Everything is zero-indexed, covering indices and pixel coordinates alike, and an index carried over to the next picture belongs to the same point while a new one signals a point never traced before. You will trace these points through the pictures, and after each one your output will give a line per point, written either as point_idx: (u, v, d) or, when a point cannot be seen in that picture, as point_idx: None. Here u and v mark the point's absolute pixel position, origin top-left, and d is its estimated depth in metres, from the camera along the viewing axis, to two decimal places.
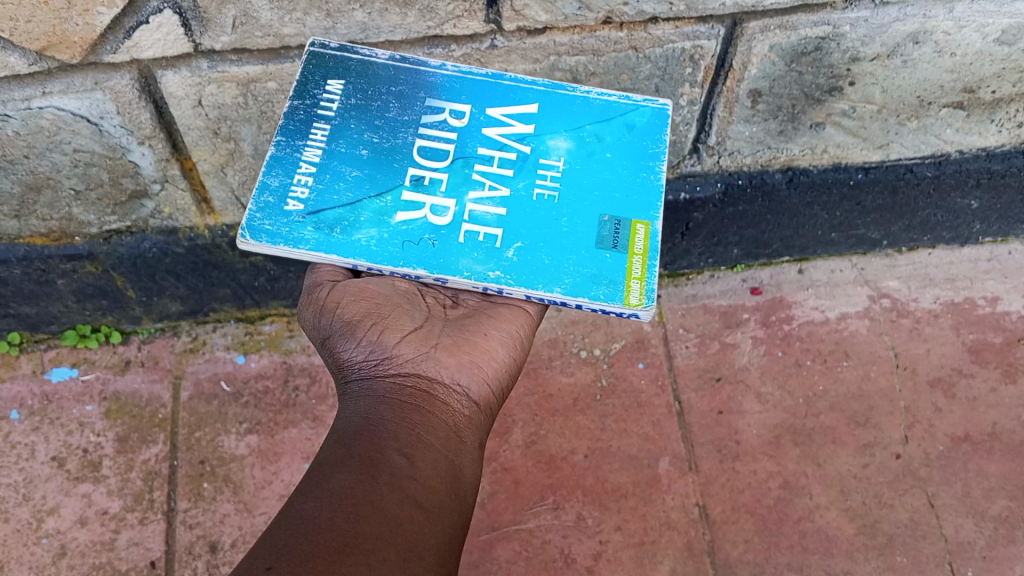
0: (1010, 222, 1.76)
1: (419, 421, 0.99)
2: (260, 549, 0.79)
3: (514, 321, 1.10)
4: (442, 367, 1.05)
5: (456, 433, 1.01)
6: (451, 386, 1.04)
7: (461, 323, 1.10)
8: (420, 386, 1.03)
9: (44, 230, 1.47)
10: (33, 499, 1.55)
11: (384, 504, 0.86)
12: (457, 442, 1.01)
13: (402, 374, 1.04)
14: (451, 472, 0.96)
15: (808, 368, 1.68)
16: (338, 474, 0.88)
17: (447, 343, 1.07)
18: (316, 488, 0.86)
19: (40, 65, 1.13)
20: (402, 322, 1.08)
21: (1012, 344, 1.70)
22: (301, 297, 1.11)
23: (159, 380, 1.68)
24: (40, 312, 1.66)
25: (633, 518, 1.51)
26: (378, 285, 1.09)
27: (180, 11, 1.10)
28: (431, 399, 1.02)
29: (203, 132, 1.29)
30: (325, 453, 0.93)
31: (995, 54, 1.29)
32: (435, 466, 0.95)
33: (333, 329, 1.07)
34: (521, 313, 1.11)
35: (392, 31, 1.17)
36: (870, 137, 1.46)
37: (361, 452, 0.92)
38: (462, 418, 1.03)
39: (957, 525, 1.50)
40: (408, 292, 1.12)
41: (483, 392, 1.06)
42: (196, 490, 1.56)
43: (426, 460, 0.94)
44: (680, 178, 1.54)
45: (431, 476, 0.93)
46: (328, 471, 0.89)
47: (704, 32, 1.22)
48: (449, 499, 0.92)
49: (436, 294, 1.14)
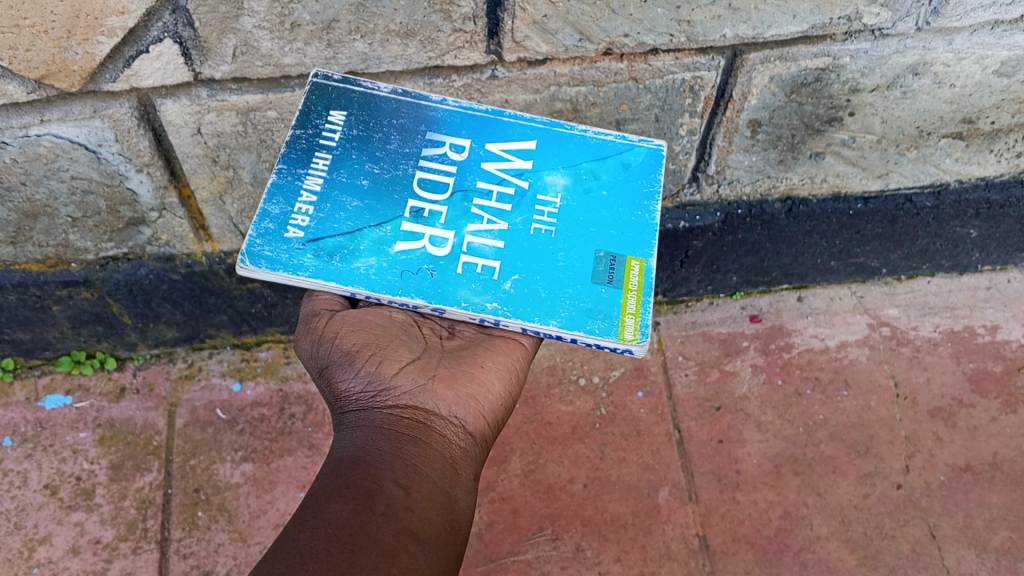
0: (1009, 251, 1.77)
1: (415, 453, 0.98)
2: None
3: (511, 354, 1.09)
4: (439, 400, 1.04)
5: (452, 465, 1.00)
6: (448, 419, 1.03)
7: (458, 355, 1.09)
8: (417, 418, 1.02)
9: (40, 257, 1.45)
10: (25, 527, 1.52)
11: (381, 535, 0.84)
12: (453, 474, 0.99)
13: (399, 405, 1.03)
14: (447, 504, 0.95)
15: (807, 397, 1.67)
16: (335, 503, 0.87)
17: (445, 375, 1.06)
18: (313, 518, 0.85)
19: (39, 93, 1.13)
20: (400, 353, 1.07)
21: (1012, 373, 1.69)
22: (298, 326, 1.10)
23: (154, 408, 1.67)
24: (35, 337, 1.65)
25: (632, 549, 1.49)
26: (376, 316, 1.09)
27: (181, 41, 1.09)
28: (428, 431, 1.01)
29: (202, 160, 1.29)
30: (321, 483, 0.92)
31: (994, 86, 1.30)
32: (431, 498, 0.94)
33: (331, 359, 1.06)
34: (517, 346, 1.10)
35: (393, 62, 1.17)
36: (869, 167, 1.46)
37: (358, 482, 0.91)
38: (459, 450, 1.02)
39: (959, 556, 1.48)
40: (406, 322, 1.11)
41: (479, 425, 1.05)
42: (191, 519, 1.54)
43: (422, 492, 0.93)
44: (679, 208, 1.54)
45: (428, 508, 0.92)
46: (325, 501, 0.88)
47: (704, 63, 1.22)
48: (444, 531, 0.91)
49: (432, 324, 1.14)
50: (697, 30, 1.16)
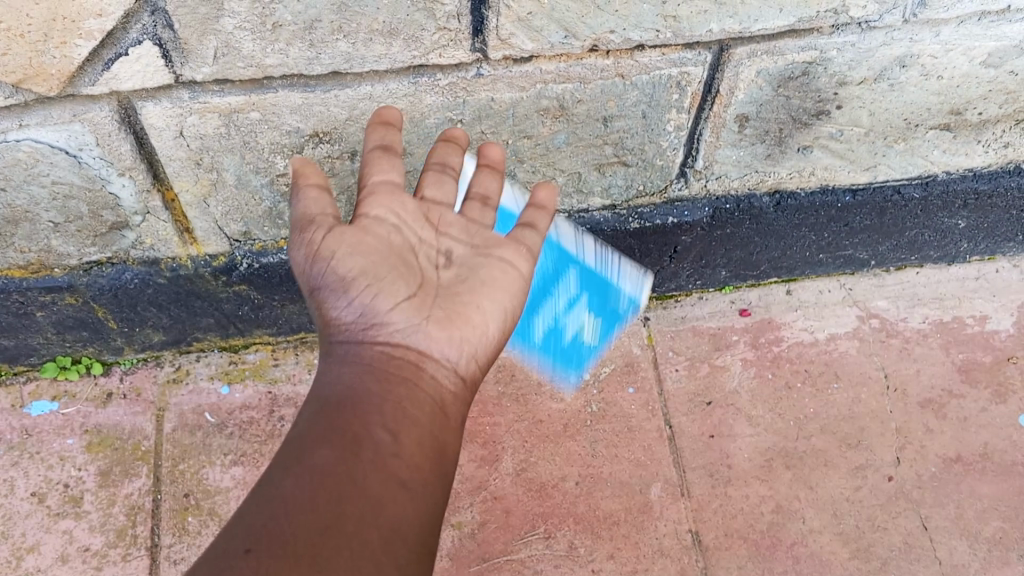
0: (996, 242, 1.77)
1: (407, 394, 0.96)
2: (238, 528, 0.78)
3: (507, 292, 1.10)
4: (433, 342, 1.03)
5: (443, 407, 0.99)
6: (440, 361, 1.03)
7: (453, 293, 1.08)
8: (409, 359, 1.01)
9: (22, 263, 1.43)
10: (13, 536, 1.51)
11: (368, 484, 0.83)
12: (444, 416, 0.98)
13: (391, 343, 1.02)
14: (436, 448, 0.93)
15: (798, 391, 1.67)
16: (321, 447, 0.85)
17: (440, 316, 1.05)
18: (297, 463, 0.84)
19: (17, 98, 1.11)
20: (396, 286, 1.05)
21: (1002, 363, 1.70)
22: (293, 234, 1.07)
23: (142, 413, 1.65)
24: (19, 344, 1.63)
25: (626, 546, 1.49)
26: (376, 239, 1.07)
27: (160, 43, 1.07)
28: (420, 372, 1.00)
29: (185, 163, 1.27)
30: (305, 425, 0.89)
31: (982, 77, 1.30)
32: (421, 442, 0.92)
33: (326, 281, 1.04)
34: (515, 282, 1.11)
35: (376, 61, 1.15)
36: (856, 160, 1.46)
37: (345, 425, 0.89)
38: (449, 393, 1.02)
39: (951, 548, 1.48)
40: (404, 248, 1.09)
41: (469, 368, 1.05)
42: (181, 524, 1.53)
43: (411, 436, 0.91)
44: (668, 204, 1.53)
45: (417, 453, 0.90)
46: (310, 444, 0.86)
47: (690, 59, 1.22)
48: (433, 477, 0.90)
49: (428, 252, 1.11)
50: (683, 26, 1.15)
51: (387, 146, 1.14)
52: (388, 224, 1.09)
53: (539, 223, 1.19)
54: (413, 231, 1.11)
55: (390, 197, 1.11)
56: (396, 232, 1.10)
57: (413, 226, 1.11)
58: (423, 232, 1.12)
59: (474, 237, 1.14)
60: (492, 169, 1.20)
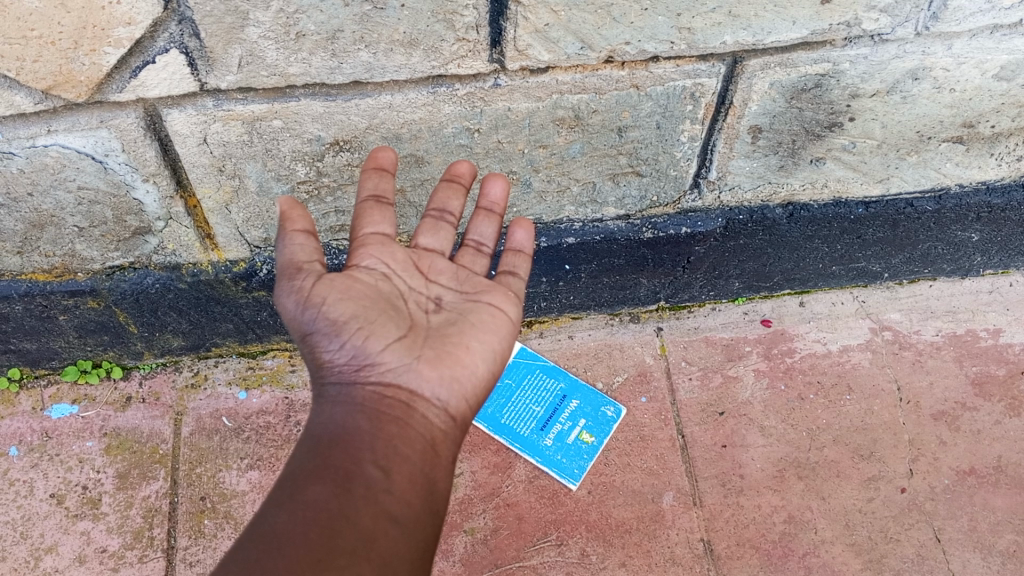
0: (1010, 255, 1.78)
1: (396, 433, 0.98)
2: (232, 563, 0.80)
3: (496, 334, 1.11)
4: (423, 381, 1.04)
5: (432, 446, 1.00)
6: (430, 401, 1.04)
7: (444, 334, 1.09)
8: (399, 397, 1.03)
9: (46, 266, 1.46)
10: (31, 537, 1.54)
11: (359, 519, 0.85)
12: (434, 454, 1.00)
13: (382, 382, 1.04)
14: (427, 485, 0.95)
15: (810, 402, 1.68)
16: (314, 485, 0.88)
17: (430, 356, 1.06)
18: (290, 500, 0.86)
19: (46, 103, 1.14)
20: (387, 329, 1.07)
21: (1015, 376, 1.70)
22: (281, 282, 1.09)
23: (160, 416, 1.68)
24: (41, 347, 1.66)
25: (637, 554, 1.49)
26: (365, 284, 1.10)
27: (186, 51, 1.10)
28: (410, 411, 1.02)
29: (208, 169, 1.29)
30: (300, 462, 0.92)
31: (995, 90, 1.31)
32: (411, 479, 0.94)
33: (318, 326, 1.06)
34: (504, 325, 1.12)
35: (397, 71, 1.18)
36: (870, 172, 1.47)
37: (338, 463, 0.91)
38: (440, 431, 1.03)
39: (965, 560, 1.48)
40: (392, 294, 1.12)
41: (460, 407, 1.06)
42: (197, 527, 1.54)
43: (402, 474, 0.94)
44: (681, 214, 1.54)
45: (408, 489, 0.92)
46: (303, 482, 0.88)
47: (704, 70, 1.24)
48: (424, 514, 0.92)
49: (418, 298, 1.15)
50: (698, 37, 1.17)
51: (381, 197, 1.18)
52: (378, 273, 1.13)
53: (522, 268, 1.25)
54: (403, 280, 1.15)
55: (384, 249, 1.16)
56: (385, 280, 1.13)
57: (403, 275, 1.16)
58: (414, 280, 1.16)
59: (462, 284, 1.18)
60: (488, 212, 1.25)
